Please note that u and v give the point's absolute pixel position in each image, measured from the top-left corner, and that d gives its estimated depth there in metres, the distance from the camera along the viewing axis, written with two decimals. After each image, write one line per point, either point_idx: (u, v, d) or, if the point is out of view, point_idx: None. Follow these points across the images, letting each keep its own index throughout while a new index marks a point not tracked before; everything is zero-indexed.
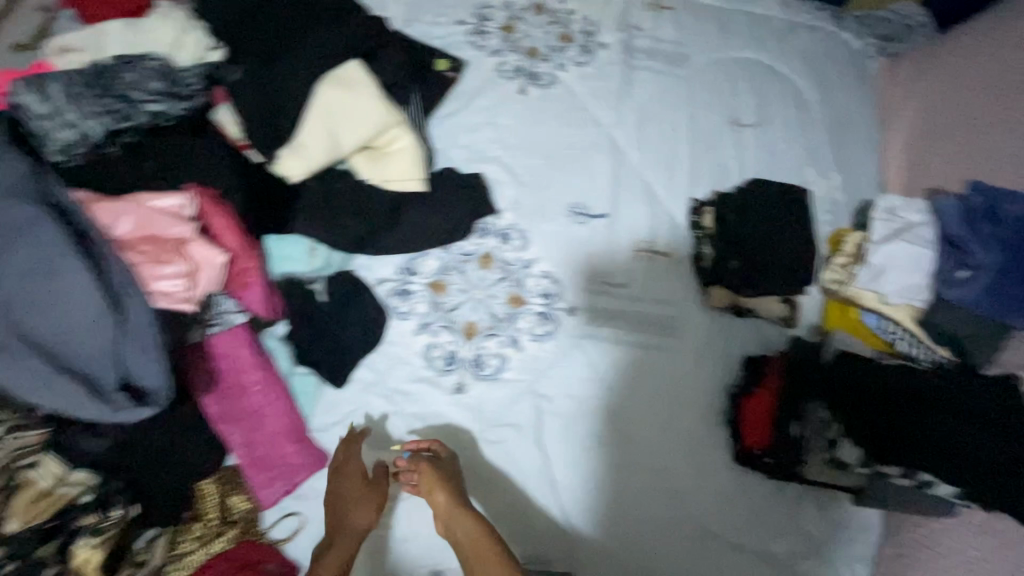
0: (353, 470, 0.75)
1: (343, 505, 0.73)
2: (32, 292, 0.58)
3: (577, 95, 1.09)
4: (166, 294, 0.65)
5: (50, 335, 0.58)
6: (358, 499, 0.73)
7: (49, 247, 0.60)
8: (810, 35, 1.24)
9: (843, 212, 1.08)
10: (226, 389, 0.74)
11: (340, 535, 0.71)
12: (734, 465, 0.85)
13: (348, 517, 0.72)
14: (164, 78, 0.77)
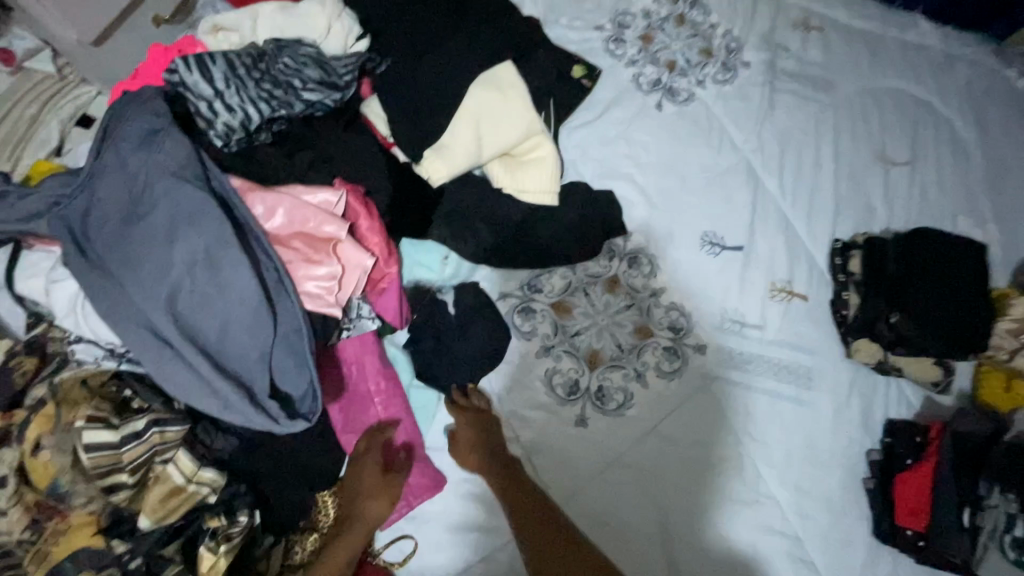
0: (370, 459, 0.69)
1: (357, 497, 0.68)
2: (196, 285, 0.55)
3: (716, 115, 1.01)
4: (317, 296, 0.62)
5: (208, 332, 0.55)
6: (371, 488, 0.68)
7: (213, 237, 0.56)
8: (969, 71, 1.14)
9: (1001, 270, 0.97)
10: (352, 399, 0.72)
11: (349, 524, 0.66)
12: (874, 542, 0.78)
13: (361, 509, 0.67)
14: (319, 66, 0.72)
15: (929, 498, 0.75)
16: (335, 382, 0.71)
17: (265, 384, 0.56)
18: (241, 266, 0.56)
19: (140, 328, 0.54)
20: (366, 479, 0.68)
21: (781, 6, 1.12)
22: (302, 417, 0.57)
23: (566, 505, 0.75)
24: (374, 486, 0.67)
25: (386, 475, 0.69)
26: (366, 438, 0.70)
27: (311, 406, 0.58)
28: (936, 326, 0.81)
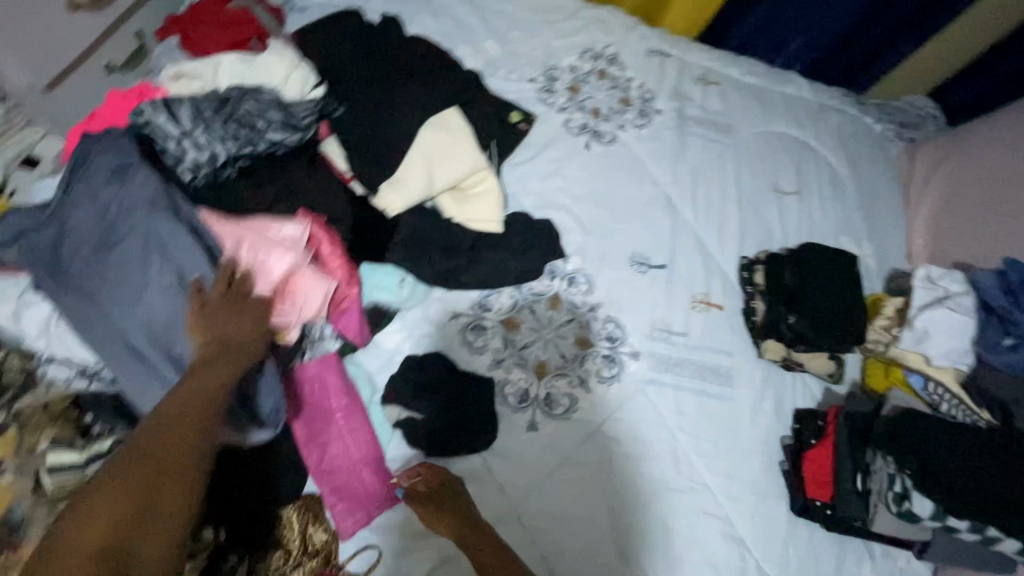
0: (228, 291, 0.65)
1: (220, 314, 0.63)
2: (171, 307, 0.64)
3: (636, 154, 1.16)
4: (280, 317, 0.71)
5: (181, 350, 0.63)
6: (236, 317, 0.63)
7: (188, 264, 0.65)
8: (838, 117, 1.37)
9: (877, 278, 1.15)
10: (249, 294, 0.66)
11: (213, 358, 0.60)
12: (795, 518, 0.88)
13: (231, 344, 0.61)
14: (282, 110, 0.81)
15: (834, 470, 0.86)
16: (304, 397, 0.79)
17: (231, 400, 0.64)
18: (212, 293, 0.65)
19: (118, 346, 0.63)
20: (228, 314, 0.63)
21: (685, 65, 1.33)
22: (266, 427, 0.70)
23: (531, 498, 0.81)
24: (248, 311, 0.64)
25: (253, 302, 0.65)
26: (224, 297, 0.64)
27: (274, 419, 0.70)
28: (822, 325, 0.97)
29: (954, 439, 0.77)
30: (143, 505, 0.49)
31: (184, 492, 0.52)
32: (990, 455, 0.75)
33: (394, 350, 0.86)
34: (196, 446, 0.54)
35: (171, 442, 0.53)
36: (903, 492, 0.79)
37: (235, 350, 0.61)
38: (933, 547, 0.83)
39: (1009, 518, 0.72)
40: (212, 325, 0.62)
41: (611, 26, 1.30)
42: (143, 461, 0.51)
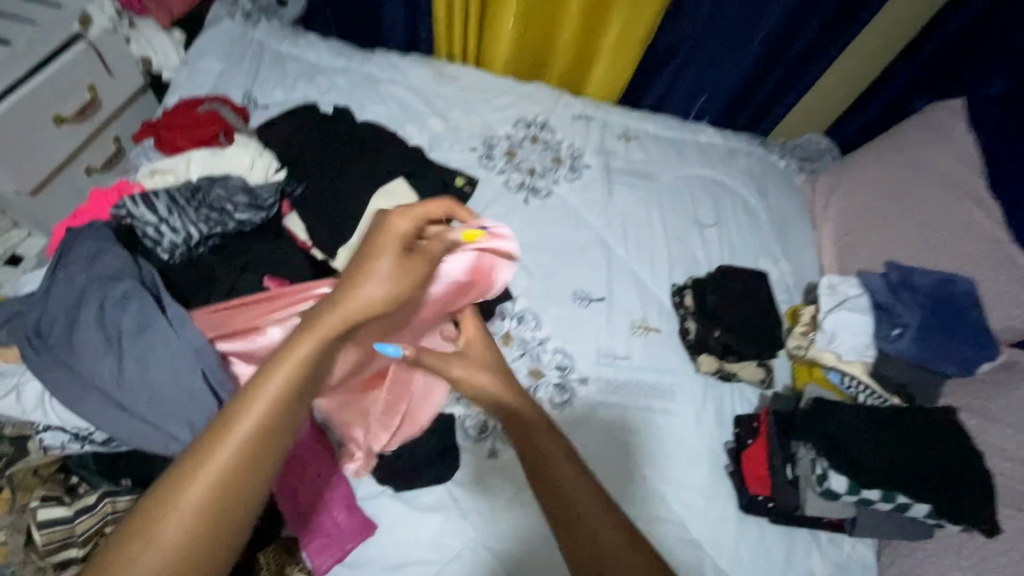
0: (401, 221, 0.56)
1: (372, 252, 0.54)
2: (132, 355, 0.70)
3: (570, 204, 1.31)
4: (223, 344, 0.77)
5: (145, 392, 0.69)
6: (390, 269, 0.54)
7: (141, 312, 0.71)
8: (747, 158, 1.57)
9: (795, 291, 1.29)
10: (409, 242, 0.57)
11: (341, 305, 0.50)
12: (743, 515, 0.95)
13: (358, 295, 0.51)
14: (246, 191, 0.93)
15: (768, 464, 0.94)
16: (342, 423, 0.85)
17: (189, 434, 0.69)
18: (165, 336, 0.70)
19: (98, 405, 0.68)
20: (385, 258, 0.54)
21: (606, 125, 1.52)
22: None
23: (496, 520, 0.87)
24: (407, 266, 0.56)
25: (407, 255, 0.56)
26: (378, 233, 0.56)
27: None
28: (744, 336, 1.09)
29: (855, 419, 0.85)
30: (248, 464, 0.40)
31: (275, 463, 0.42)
32: (890, 431, 0.84)
33: None
34: (285, 431, 0.43)
35: (272, 401, 0.42)
36: (822, 473, 0.86)
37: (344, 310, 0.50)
38: (860, 522, 0.90)
39: (913, 486, 0.80)
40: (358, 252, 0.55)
41: (539, 98, 1.50)
42: (245, 424, 0.41)
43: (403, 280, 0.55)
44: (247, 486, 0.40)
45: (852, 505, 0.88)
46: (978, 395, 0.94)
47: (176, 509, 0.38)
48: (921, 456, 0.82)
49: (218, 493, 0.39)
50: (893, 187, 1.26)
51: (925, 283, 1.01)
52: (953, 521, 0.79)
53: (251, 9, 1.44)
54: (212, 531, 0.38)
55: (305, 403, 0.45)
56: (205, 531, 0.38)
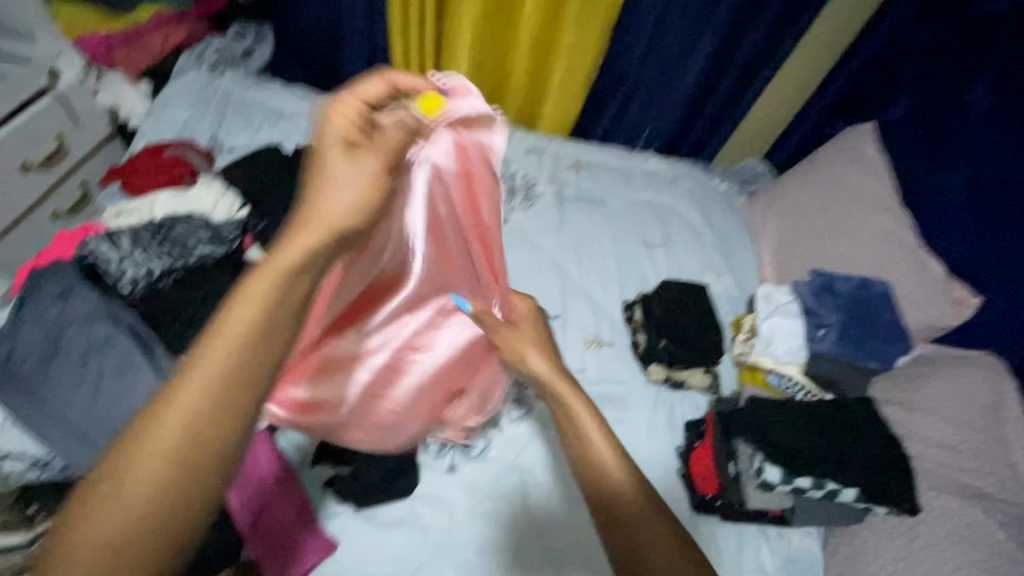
0: (341, 116, 0.51)
1: (324, 160, 0.49)
2: (103, 387, 0.74)
3: (524, 230, 1.39)
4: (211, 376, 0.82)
5: (114, 421, 0.73)
6: (347, 171, 0.49)
7: (117, 349, 0.77)
8: (691, 181, 1.68)
9: (739, 303, 1.38)
10: (357, 135, 0.51)
11: (304, 225, 0.45)
12: (697, 514, 0.99)
13: (318, 208, 0.47)
14: (210, 228, 0.98)
15: (715, 464, 1.00)
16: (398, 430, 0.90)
17: None
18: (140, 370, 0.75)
19: (65, 433, 0.73)
20: (336, 161, 0.49)
21: (558, 157, 1.62)
22: None
23: (456, 532, 0.90)
24: (365, 160, 0.50)
25: (349, 142, 0.50)
26: (318, 132, 0.50)
27: None
28: (689, 346, 1.16)
29: (782, 415, 0.95)
30: (219, 399, 0.38)
31: (248, 395, 0.39)
32: (819, 424, 0.94)
33: None
34: (276, 340, 0.41)
35: (236, 337, 0.39)
36: (757, 467, 0.93)
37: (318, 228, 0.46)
38: (800, 512, 0.96)
39: (833, 470, 0.89)
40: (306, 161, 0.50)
41: None
42: (204, 368, 0.38)
43: (370, 180, 0.50)
44: (212, 416, 0.38)
45: (789, 496, 0.95)
46: (905, 387, 1.03)
47: (147, 448, 0.37)
48: (839, 444, 0.92)
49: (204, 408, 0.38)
50: (822, 202, 1.35)
51: (843, 288, 1.12)
52: (874, 501, 0.88)
53: (217, 60, 1.52)
54: (201, 445, 0.37)
55: (290, 314, 0.42)
56: (195, 445, 0.37)
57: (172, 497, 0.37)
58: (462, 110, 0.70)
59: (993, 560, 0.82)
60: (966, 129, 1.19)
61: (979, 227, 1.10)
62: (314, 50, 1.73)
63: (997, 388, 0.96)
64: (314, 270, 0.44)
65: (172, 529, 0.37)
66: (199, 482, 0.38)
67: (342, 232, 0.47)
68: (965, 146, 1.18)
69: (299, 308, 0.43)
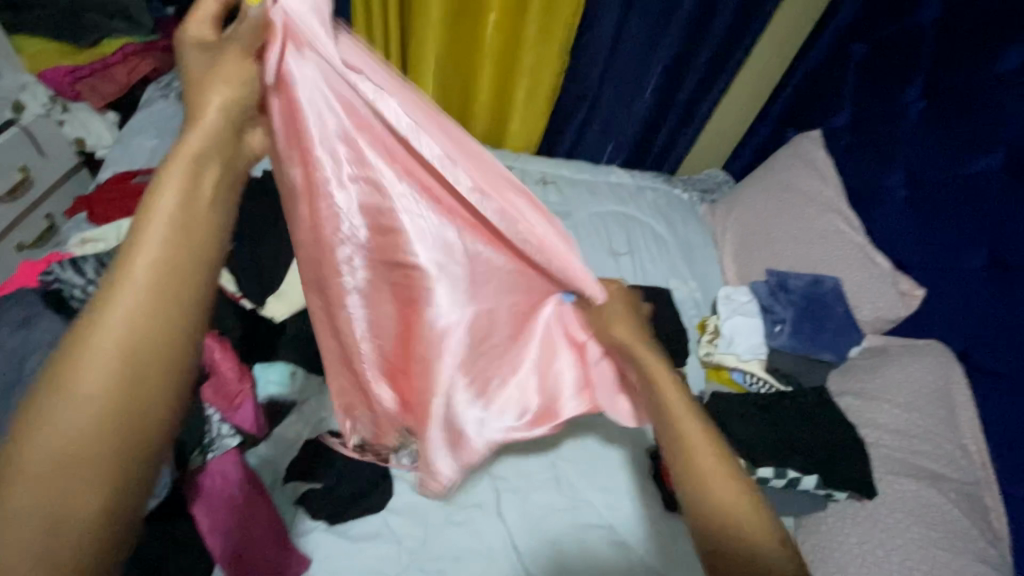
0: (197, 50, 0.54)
1: (196, 84, 0.52)
2: None
3: None
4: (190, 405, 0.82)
5: None
6: (220, 85, 0.52)
7: None
8: (654, 193, 1.74)
9: (703, 306, 1.42)
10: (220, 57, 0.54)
11: (195, 139, 0.49)
12: (667, 513, 1.02)
13: (201, 123, 0.50)
14: None
15: None
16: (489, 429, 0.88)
17: None
18: None
19: None
20: (208, 79, 0.52)
21: (525, 174, 1.66)
22: None
23: (430, 543, 0.91)
24: (234, 74, 0.53)
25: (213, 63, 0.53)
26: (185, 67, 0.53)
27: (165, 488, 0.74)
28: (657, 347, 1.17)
29: (742, 409, 1.00)
30: (160, 299, 0.43)
31: (186, 291, 0.44)
32: (785, 415, 0.99)
33: (294, 438, 0.99)
34: (199, 250, 0.46)
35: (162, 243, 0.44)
36: None
37: (212, 140, 0.50)
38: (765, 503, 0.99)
39: (794, 459, 0.93)
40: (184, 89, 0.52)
41: None
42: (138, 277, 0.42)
43: (240, 88, 0.53)
44: (157, 310, 0.42)
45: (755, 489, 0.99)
46: (855, 377, 1.09)
47: (98, 358, 0.40)
48: (796, 434, 0.97)
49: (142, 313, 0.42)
50: (779, 206, 1.40)
51: (797, 286, 1.17)
52: (836, 488, 0.92)
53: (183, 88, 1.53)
54: (144, 351, 0.41)
55: (200, 223, 0.46)
56: (138, 351, 0.41)
57: (139, 387, 0.40)
58: (309, 21, 0.59)
59: (949, 538, 0.85)
60: (903, 132, 1.26)
61: (915, 224, 1.17)
62: None
63: (944, 374, 1.01)
64: (215, 179, 0.49)
65: (142, 418, 0.40)
66: (153, 383, 0.41)
67: (228, 139, 0.52)
68: (903, 148, 1.25)
69: (209, 216, 0.47)
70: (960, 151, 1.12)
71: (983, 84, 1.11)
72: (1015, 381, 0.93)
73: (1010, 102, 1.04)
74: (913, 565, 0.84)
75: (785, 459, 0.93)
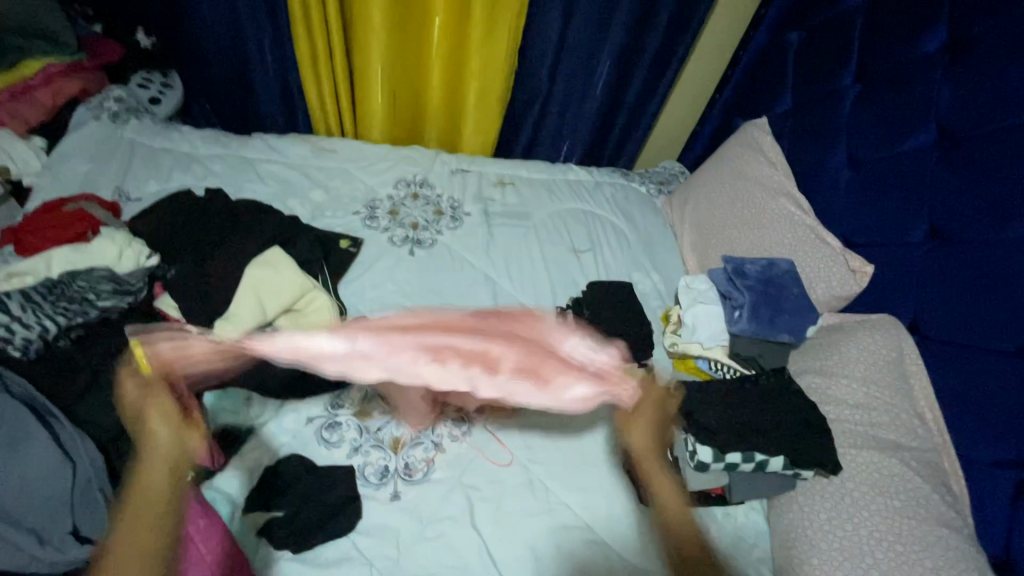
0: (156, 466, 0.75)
1: (149, 459, 0.76)
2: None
3: (453, 250, 1.39)
4: (108, 467, 0.81)
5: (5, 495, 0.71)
6: (161, 470, 0.75)
7: (13, 423, 0.76)
8: (612, 188, 1.70)
9: (668, 296, 1.42)
10: (174, 466, 0.75)
11: (132, 501, 0.71)
12: (644, 506, 1.01)
13: (142, 490, 0.72)
14: (114, 281, 0.99)
15: (655, 455, 1.02)
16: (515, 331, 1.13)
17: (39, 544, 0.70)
18: (37, 439, 0.75)
19: None
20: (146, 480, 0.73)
21: (482, 175, 1.62)
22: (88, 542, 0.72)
23: (404, 561, 0.88)
24: (170, 447, 0.77)
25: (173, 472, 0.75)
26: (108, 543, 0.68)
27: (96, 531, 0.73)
28: (624, 341, 1.15)
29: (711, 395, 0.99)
30: None
31: None
32: (748, 399, 0.99)
33: (253, 466, 0.94)
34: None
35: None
36: (693, 450, 0.95)
37: (151, 502, 0.71)
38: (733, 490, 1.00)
39: (763, 441, 0.94)
40: (136, 483, 0.73)
41: (417, 159, 1.58)
42: None
43: (165, 454, 0.76)
44: None
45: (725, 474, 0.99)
46: (815, 355, 1.11)
47: None
48: (765, 414, 0.97)
49: (137, 514, 0.70)
50: (736, 192, 1.40)
51: (753, 270, 1.18)
52: (799, 466, 0.93)
53: (119, 109, 1.47)
54: None
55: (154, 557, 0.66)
56: None
57: None
58: None
59: (911, 505, 0.88)
60: (842, 115, 1.30)
61: (860, 202, 1.21)
62: (224, 92, 1.71)
63: (895, 345, 1.04)
64: (167, 512, 0.71)
65: None
66: None
67: (173, 484, 0.74)
68: (843, 130, 1.29)
69: (165, 545, 0.68)
70: (897, 129, 1.16)
71: (911, 65, 1.16)
72: (963, 348, 0.97)
73: (937, 80, 1.09)
74: (878, 534, 0.86)
75: (754, 442, 0.93)
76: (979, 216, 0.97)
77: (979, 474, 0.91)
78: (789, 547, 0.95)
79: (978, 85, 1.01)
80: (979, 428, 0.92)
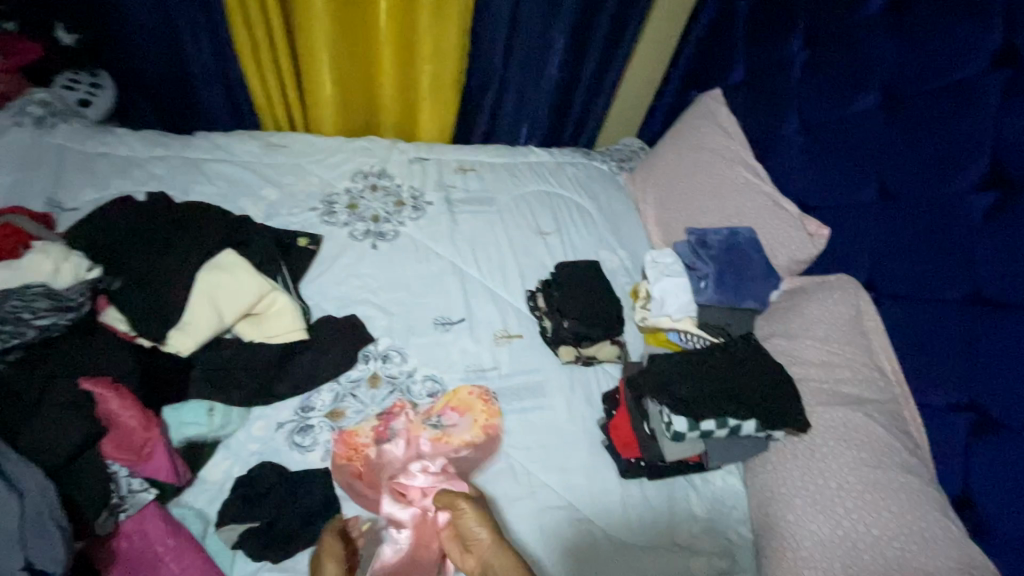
0: None
1: None
2: None
3: (417, 240, 1.35)
4: (62, 493, 0.78)
5: None
6: None
7: None
8: (574, 167, 1.69)
9: (636, 272, 1.43)
10: None
11: None
12: (625, 480, 1.02)
13: None
14: (50, 298, 0.92)
15: (633, 430, 1.03)
16: (479, 403, 1.07)
17: None
18: None
19: None
20: None
21: (442, 163, 1.58)
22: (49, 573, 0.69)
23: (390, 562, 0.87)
24: None
25: None
26: None
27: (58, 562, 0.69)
28: (589, 321, 1.17)
29: (681, 367, 1.00)
30: None
31: None
32: (720, 366, 1.01)
33: (221, 479, 0.91)
34: None
35: None
36: (667, 422, 0.98)
37: None
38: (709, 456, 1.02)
39: (734, 408, 0.96)
40: None
41: (373, 150, 1.53)
42: None
43: None
44: None
45: (700, 441, 1.01)
46: (779, 319, 1.14)
47: None
48: (734, 380, 0.99)
49: None
50: (696, 164, 1.41)
51: (714, 239, 1.20)
52: (771, 427, 0.96)
53: (43, 113, 1.37)
54: None
55: None
56: None
57: None
58: None
59: (876, 456, 0.91)
60: (793, 82, 1.33)
61: (814, 166, 1.23)
62: (160, 90, 1.61)
63: (853, 304, 1.07)
64: None
65: None
66: None
67: None
68: (794, 97, 1.32)
69: None
70: (847, 92, 1.18)
71: (855, 29, 1.18)
72: (916, 302, 1.01)
73: (880, 43, 1.11)
74: (848, 484, 0.90)
75: (726, 410, 0.96)
76: (925, 172, 1.01)
77: (936, 419, 0.96)
78: (766, 505, 0.98)
79: (918, 45, 1.04)
80: (935, 376, 0.96)
